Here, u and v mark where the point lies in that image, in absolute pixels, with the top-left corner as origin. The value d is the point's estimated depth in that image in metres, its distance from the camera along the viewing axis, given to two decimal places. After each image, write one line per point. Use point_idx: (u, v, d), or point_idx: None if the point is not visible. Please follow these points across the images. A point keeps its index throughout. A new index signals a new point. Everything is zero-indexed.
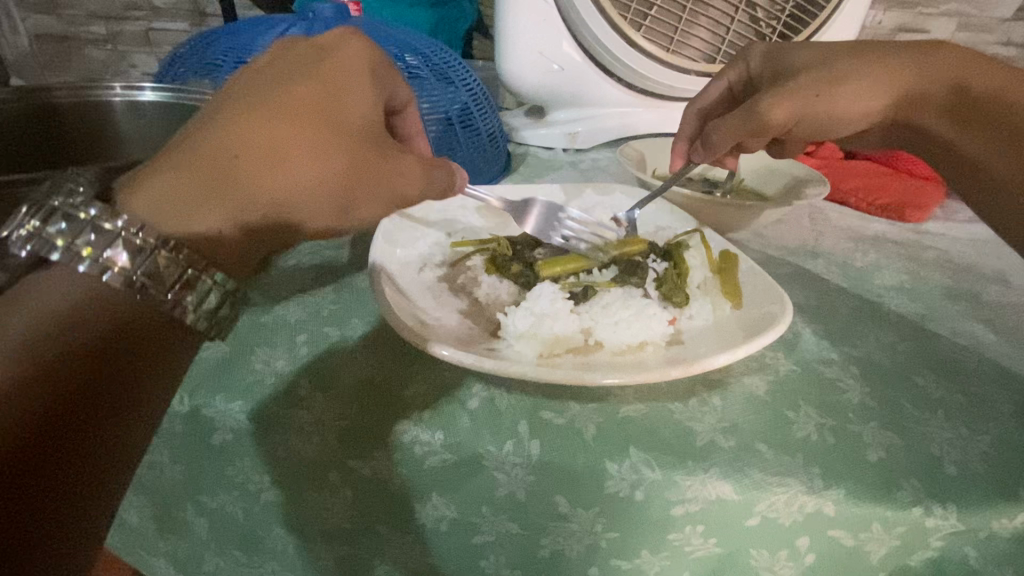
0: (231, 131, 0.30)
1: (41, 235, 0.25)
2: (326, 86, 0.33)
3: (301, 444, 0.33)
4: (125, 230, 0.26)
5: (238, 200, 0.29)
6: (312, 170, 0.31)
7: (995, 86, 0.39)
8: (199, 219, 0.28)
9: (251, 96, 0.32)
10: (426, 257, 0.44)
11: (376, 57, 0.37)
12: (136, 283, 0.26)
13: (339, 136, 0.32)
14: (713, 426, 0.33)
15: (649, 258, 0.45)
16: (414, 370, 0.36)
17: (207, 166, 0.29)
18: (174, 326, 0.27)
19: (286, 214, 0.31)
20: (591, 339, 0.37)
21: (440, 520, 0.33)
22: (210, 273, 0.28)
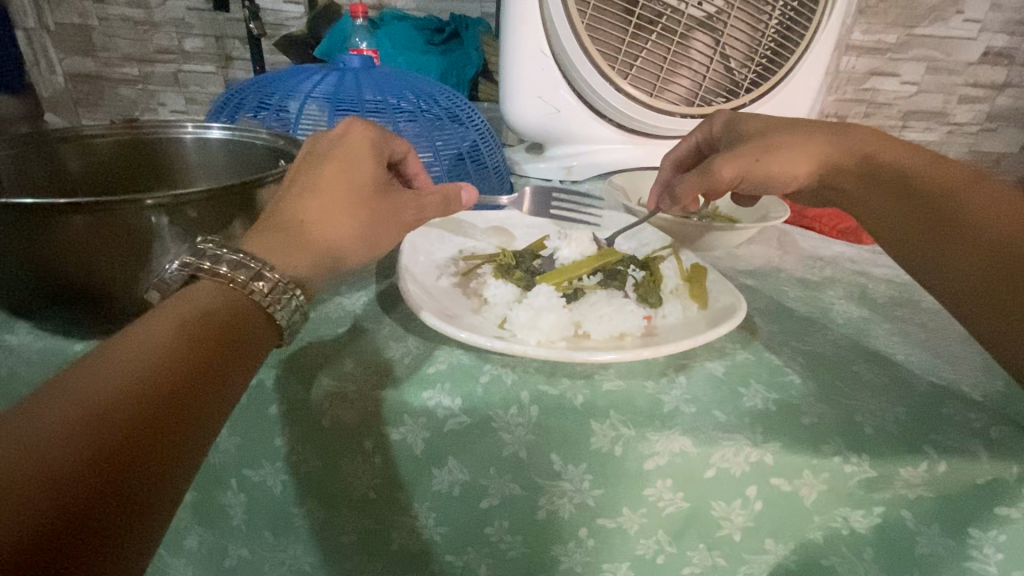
0: (293, 204, 0.41)
1: (192, 266, 0.36)
2: (347, 160, 0.44)
3: (344, 411, 0.41)
4: (243, 257, 0.36)
5: (307, 248, 0.40)
6: (350, 222, 0.42)
7: (896, 163, 0.50)
8: (286, 260, 0.38)
9: (301, 176, 0.43)
10: (442, 267, 0.53)
11: (375, 132, 0.48)
12: (247, 291, 0.35)
13: (362, 196, 0.43)
14: (679, 397, 0.41)
15: (630, 268, 0.53)
16: (437, 353, 0.44)
17: (280, 228, 0.40)
18: (265, 330, 0.35)
19: (336, 253, 0.41)
20: (581, 330, 0.45)
21: (457, 471, 0.41)
22: (295, 288, 0.37)
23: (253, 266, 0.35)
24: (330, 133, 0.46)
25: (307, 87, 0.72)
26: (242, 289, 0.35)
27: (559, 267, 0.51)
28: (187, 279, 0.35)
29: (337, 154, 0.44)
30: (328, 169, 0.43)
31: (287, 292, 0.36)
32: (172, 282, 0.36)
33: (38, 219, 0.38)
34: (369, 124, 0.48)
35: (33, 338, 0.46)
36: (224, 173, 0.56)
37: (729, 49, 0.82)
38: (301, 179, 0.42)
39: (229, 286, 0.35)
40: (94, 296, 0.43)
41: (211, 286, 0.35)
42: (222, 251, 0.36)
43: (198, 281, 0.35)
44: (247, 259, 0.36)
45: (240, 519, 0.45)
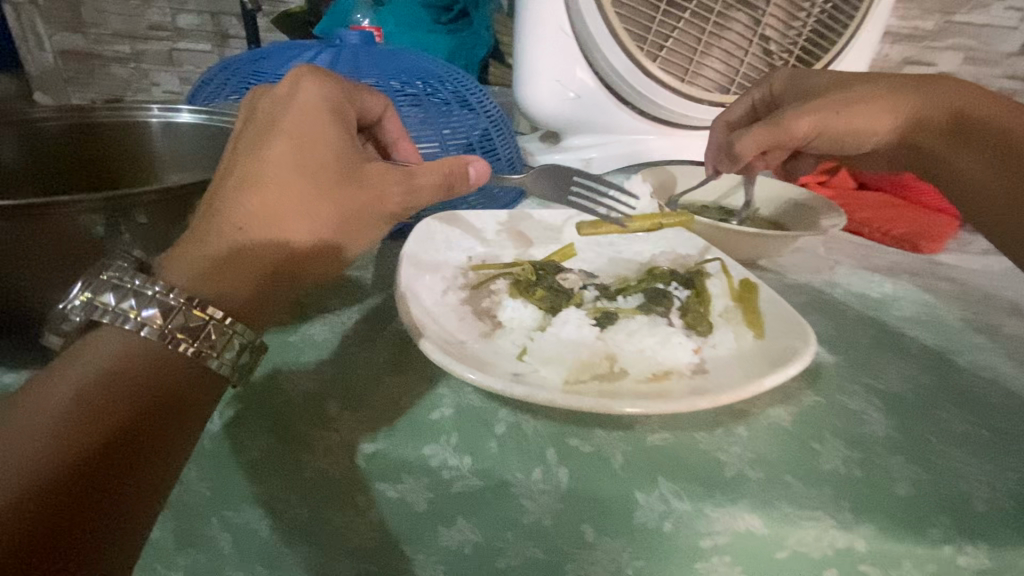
0: (231, 204, 0.32)
1: (92, 302, 0.29)
2: (296, 138, 0.35)
3: (330, 466, 0.33)
4: (161, 292, 0.29)
5: (248, 266, 0.32)
6: (304, 221, 0.34)
7: (999, 121, 0.43)
8: (219, 288, 0.31)
9: (240, 164, 0.34)
10: (448, 281, 0.45)
11: (333, 96, 0.39)
12: (162, 338, 0.28)
13: (317, 184, 0.34)
14: (741, 457, 0.33)
15: (672, 285, 0.45)
16: (442, 392, 0.36)
17: (214, 243, 0.32)
18: (199, 369, 0.29)
19: (289, 264, 0.34)
20: (616, 366, 0.37)
21: (464, 547, 0.33)
22: (232, 325, 0.30)
23: (173, 304, 0.29)
24: (275, 94, 0.37)
25: (298, 66, 0.64)
26: (155, 336, 0.28)
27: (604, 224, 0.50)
28: (86, 327, 0.29)
29: (283, 131, 0.35)
30: (273, 153, 0.34)
31: (223, 329, 0.30)
32: (75, 327, 0.29)
33: None
34: (323, 86, 0.38)
35: None
36: (194, 165, 0.47)
37: (769, 30, 0.73)
38: (241, 169, 0.34)
39: (139, 332, 0.28)
40: (21, 318, 0.34)
41: (110, 337, 0.28)
42: (135, 283, 0.29)
43: (100, 329, 0.29)
44: (167, 294, 0.29)
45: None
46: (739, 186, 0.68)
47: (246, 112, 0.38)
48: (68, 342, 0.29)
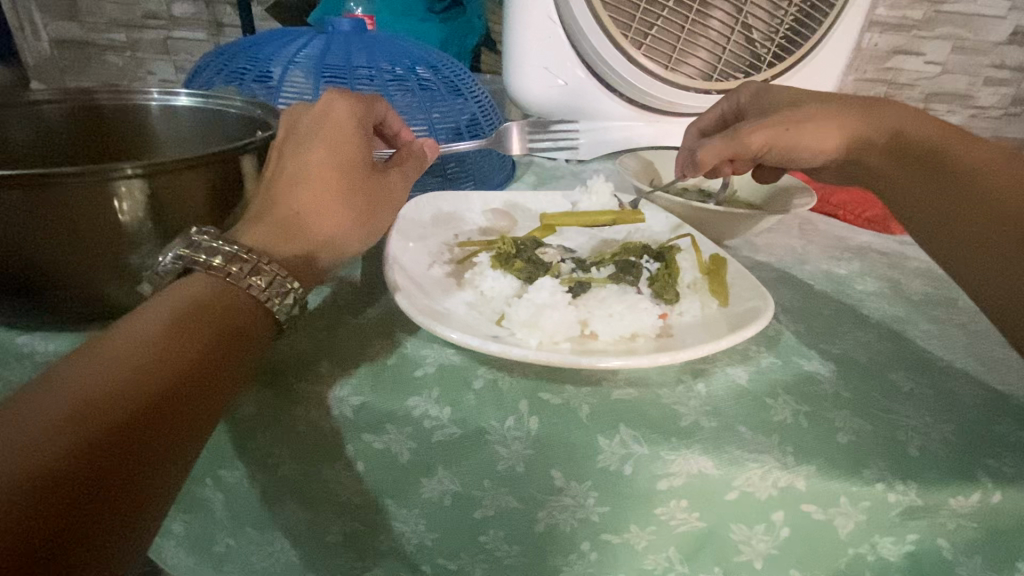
0: (286, 199, 0.39)
1: (185, 256, 0.34)
2: (333, 140, 0.41)
3: (321, 417, 0.36)
4: (239, 249, 0.35)
5: (299, 244, 0.38)
6: (343, 212, 0.40)
7: (930, 140, 0.45)
8: (281, 255, 0.37)
9: (288, 164, 0.40)
10: (434, 256, 0.48)
11: (357, 102, 0.44)
12: (240, 285, 0.34)
13: (351, 180, 0.41)
14: (698, 409, 0.36)
15: (643, 258, 0.47)
16: (426, 353, 0.39)
17: (274, 223, 0.38)
18: (264, 313, 0.34)
19: (331, 244, 0.40)
20: (587, 329, 0.40)
21: (445, 491, 0.36)
22: (291, 281, 0.35)
23: (247, 259, 0.34)
24: (312, 112, 0.42)
25: (291, 51, 0.66)
26: (235, 283, 0.34)
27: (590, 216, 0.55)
28: (180, 271, 0.34)
29: (320, 135, 0.41)
30: (314, 154, 0.40)
31: (283, 285, 0.35)
32: (168, 273, 0.34)
33: None
34: (345, 94, 0.43)
35: None
36: (194, 147, 0.50)
37: (751, 19, 0.75)
38: (289, 168, 0.40)
39: (224, 279, 0.34)
40: (31, 285, 0.37)
41: (197, 278, 0.34)
42: (217, 244, 0.35)
43: (191, 273, 0.34)
44: (243, 252, 0.35)
45: (221, 514, 0.41)
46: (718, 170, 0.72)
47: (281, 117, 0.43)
48: (164, 285, 0.34)
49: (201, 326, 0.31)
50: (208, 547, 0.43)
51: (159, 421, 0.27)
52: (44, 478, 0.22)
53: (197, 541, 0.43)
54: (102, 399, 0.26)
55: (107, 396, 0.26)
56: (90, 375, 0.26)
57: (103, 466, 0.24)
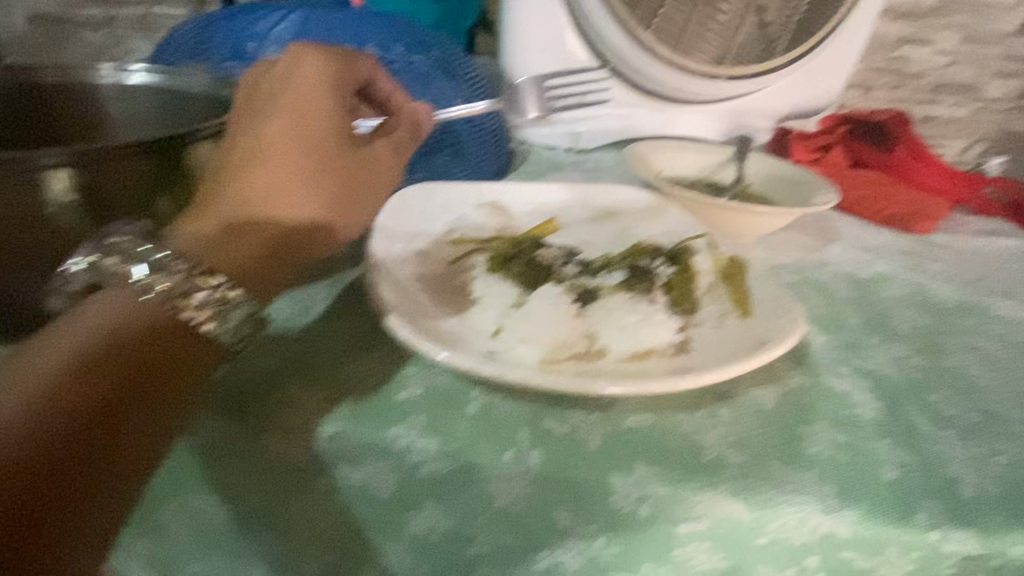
0: (242, 189, 0.34)
1: (99, 265, 0.29)
2: (294, 116, 0.35)
3: (288, 447, 0.31)
4: (164, 258, 0.29)
5: (255, 238, 0.33)
6: (307, 199, 0.35)
7: None
8: (227, 258, 0.32)
9: (244, 144, 0.34)
10: (423, 256, 0.43)
11: (326, 60, 0.37)
12: (166, 306, 0.28)
13: (314, 161, 0.35)
14: (723, 440, 0.31)
15: (656, 261, 0.43)
16: (412, 372, 0.34)
17: (223, 214, 0.33)
18: (197, 337, 0.29)
19: (297, 237, 0.34)
20: (595, 344, 0.35)
21: (431, 532, 0.31)
22: (228, 291, 0.30)
23: (178, 272, 0.29)
24: (272, 73, 0.36)
25: (267, 26, 0.60)
26: (157, 302, 0.28)
27: None
28: (94, 288, 0.29)
29: (280, 109, 0.35)
30: (272, 133, 0.34)
31: (225, 300, 0.29)
32: (82, 287, 0.30)
33: None
34: (313, 52, 0.36)
35: None
36: (151, 130, 0.44)
37: (768, 0, 0.69)
38: (246, 148, 0.34)
39: (139, 297, 0.28)
40: None
41: (109, 297, 0.28)
42: (140, 250, 0.29)
43: (98, 293, 0.28)
44: (173, 264, 0.29)
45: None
46: (732, 161, 0.67)
47: (242, 82, 0.37)
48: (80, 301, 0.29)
49: (120, 356, 0.26)
50: None
51: (71, 473, 0.23)
52: None
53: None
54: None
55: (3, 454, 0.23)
56: None
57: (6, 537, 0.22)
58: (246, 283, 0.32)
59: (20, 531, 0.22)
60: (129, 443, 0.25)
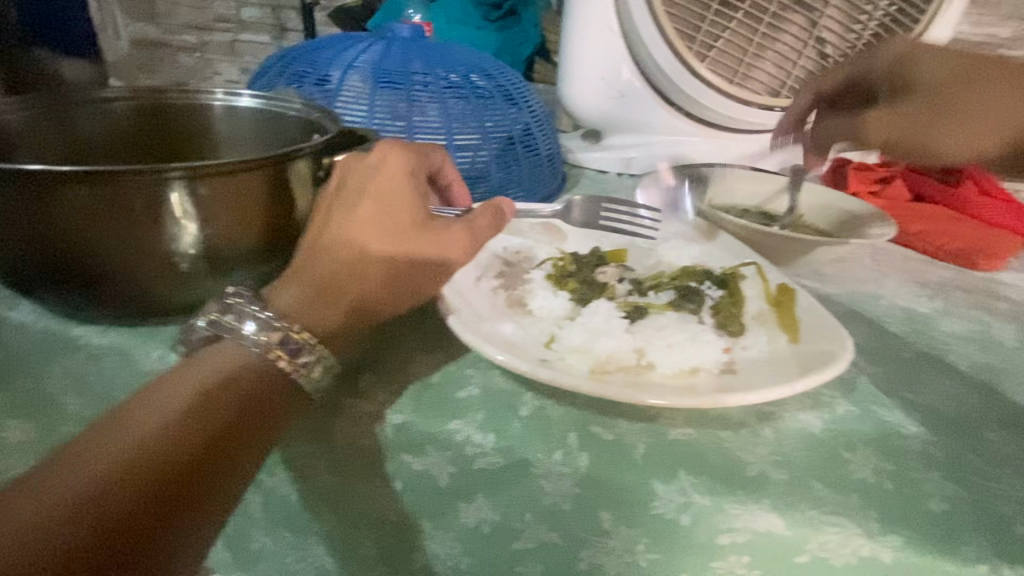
0: (323, 261, 0.35)
1: (217, 322, 0.33)
2: (376, 201, 0.37)
3: (361, 432, 0.35)
4: (269, 317, 0.33)
5: (337, 307, 0.35)
6: (381, 273, 0.35)
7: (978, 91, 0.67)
8: (314, 318, 0.34)
9: (333, 225, 0.37)
10: (482, 269, 0.46)
11: (411, 156, 0.40)
12: (266, 355, 0.32)
13: (389, 241, 0.36)
14: (765, 458, 0.32)
15: (704, 284, 0.44)
16: (470, 374, 0.37)
17: (309, 283, 0.35)
18: (289, 387, 0.32)
19: (370, 308, 0.36)
20: (643, 359, 0.37)
21: (482, 522, 0.35)
22: (315, 349, 0.33)
23: (279, 326, 0.33)
24: (362, 162, 0.39)
25: (351, 56, 0.66)
26: (260, 353, 0.32)
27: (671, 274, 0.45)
28: (212, 339, 0.33)
29: (364, 195, 0.37)
30: (356, 215, 0.36)
31: (312, 351, 0.33)
32: (200, 339, 0.33)
33: (34, 192, 0.34)
34: (400, 149, 0.39)
35: (44, 317, 0.42)
36: (250, 148, 0.50)
37: (828, 32, 0.69)
38: (332, 229, 0.36)
39: (251, 348, 0.32)
40: (95, 278, 0.37)
41: (230, 346, 0.32)
42: (250, 307, 0.34)
43: (220, 341, 0.33)
44: (275, 319, 0.33)
45: (257, 515, 0.40)
46: (782, 192, 0.67)
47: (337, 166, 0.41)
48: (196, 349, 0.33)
49: (229, 392, 0.30)
50: (240, 552, 0.43)
51: (180, 489, 0.26)
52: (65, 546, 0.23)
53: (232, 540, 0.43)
54: (121, 474, 0.25)
55: (130, 463, 0.26)
56: (116, 453, 0.26)
57: (124, 539, 0.24)
58: (330, 344, 0.34)
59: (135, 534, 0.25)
60: (226, 465, 0.28)
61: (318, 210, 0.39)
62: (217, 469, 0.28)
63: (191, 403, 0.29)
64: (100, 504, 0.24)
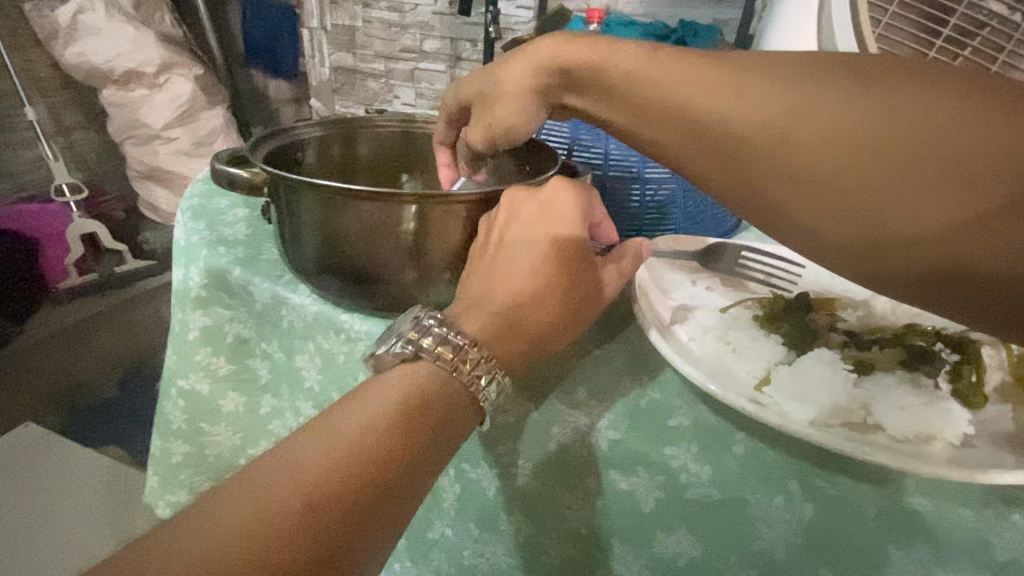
0: (505, 294, 0.38)
1: (415, 341, 0.36)
2: (550, 241, 0.40)
3: (574, 441, 0.38)
4: (463, 342, 0.36)
5: (516, 337, 0.38)
6: (557, 308, 0.38)
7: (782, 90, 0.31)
8: (499, 347, 0.37)
9: (509, 259, 0.39)
10: (684, 301, 0.46)
11: (579, 189, 0.42)
12: (459, 377, 0.35)
13: (565, 279, 0.39)
14: (1017, 544, 0.31)
15: (935, 345, 0.41)
16: (678, 402, 0.38)
17: (493, 312, 0.38)
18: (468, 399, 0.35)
19: (542, 340, 0.39)
20: (870, 418, 0.35)
21: (679, 552, 0.37)
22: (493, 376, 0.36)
23: (472, 355, 0.36)
24: (534, 198, 0.41)
25: None
26: (450, 376, 0.35)
27: (894, 329, 0.43)
28: (408, 359, 0.35)
29: (537, 234, 0.40)
30: (531, 253, 0.39)
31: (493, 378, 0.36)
32: (395, 358, 0.35)
33: (335, 205, 0.42)
34: (565, 182, 0.41)
35: (305, 301, 0.52)
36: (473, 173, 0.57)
37: None
38: (509, 262, 0.39)
39: (450, 372, 0.35)
40: (363, 276, 0.46)
41: (422, 366, 0.35)
42: (444, 330, 0.37)
43: (419, 358, 0.36)
44: (469, 347, 0.36)
45: (449, 504, 0.45)
46: None
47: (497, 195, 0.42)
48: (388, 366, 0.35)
49: (419, 416, 0.33)
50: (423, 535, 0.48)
51: (375, 503, 0.30)
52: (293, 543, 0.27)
53: (417, 524, 0.48)
54: (334, 484, 0.29)
55: (339, 475, 0.29)
56: (327, 464, 0.30)
57: (334, 543, 0.28)
58: (510, 369, 0.37)
59: (343, 538, 0.29)
60: (410, 484, 0.31)
61: (485, 241, 0.41)
62: (409, 486, 0.31)
63: (385, 427, 0.32)
64: (329, 503, 0.29)
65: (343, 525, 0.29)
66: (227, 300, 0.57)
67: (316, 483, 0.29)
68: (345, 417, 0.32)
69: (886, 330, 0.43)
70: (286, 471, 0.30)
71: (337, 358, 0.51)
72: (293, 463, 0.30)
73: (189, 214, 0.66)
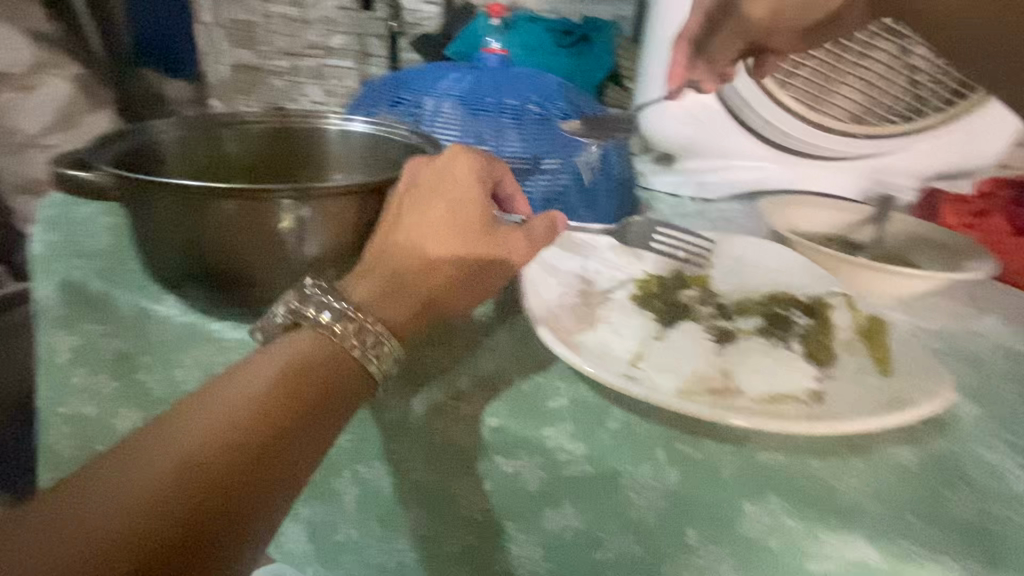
0: (398, 258, 0.38)
1: (297, 310, 0.35)
2: (450, 206, 0.39)
3: (458, 433, 0.37)
4: (347, 309, 0.34)
5: (405, 303, 0.37)
6: (452, 272, 0.38)
7: None
8: (385, 310, 0.36)
9: (407, 224, 0.39)
10: (568, 284, 0.46)
11: (480, 159, 0.42)
12: (343, 347, 0.33)
13: (462, 243, 0.39)
14: (859, 488, 0.33)
15: (793, 311, 0.45)
16: (560, 384, 0.39)
17: (385, 275, 0.38)
18: (354, 366, 0.33)
19: (436, 306, 0.38)
20: (731, 382, 0.38)
21: (567, 527, 0.37)
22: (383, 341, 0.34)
23: (354, 318, 0.34)
24: (434, 165, 0.40)
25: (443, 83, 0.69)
26: (335, 343, 0.33)
27: (762, 301, 0.46)
28: (290, 325, 0.35)
29: (436, 200, 0.39)
30: (430, 217, 0.39)
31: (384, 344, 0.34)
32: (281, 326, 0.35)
33: (188, 206, 0.39)
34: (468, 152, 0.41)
35: (178, 310, 0.48)
36: (357, 168, 0.54)
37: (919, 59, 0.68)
38: (408, 228, 0.39)
39: (330, 335, 0.34)
40: (232, 280, 0.43)
41: (304, 337, 0.33)
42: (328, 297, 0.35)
43: (299, 327, 0.35)
44: (350, 309, 0.34)
45: (349, 508, 0.44)
46: (864, 222, 0.66)
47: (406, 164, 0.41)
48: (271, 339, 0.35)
49: (298, 384, 0.31)
50: (326, 541, 0.46)
51: (254, 476, 0.27)
52: (148, 533, 0.24)
53: (318, 533, 0.46)
54: (199, 464, 0.27)
55: (205, 455, 0.27)
56: (187, 447, 0.27)
57: (204, 525, 0.25)
58: (401, 336, 0.36)
59: (216, 518, 0.26)
60: (293, 454, 0.29)
61: (388, 209, 0.40)
62: (295, 456, 0.29)
63: (260, 399, 0.29)
64: (193, 484, 0.26)
65: (216, 504, 0.26)
66: (90, 315, 0.51)
67: (177, 466, 0.26)
68: (208, 399, 0.29)
69: (754, 300, 0.46)
70: (137, 462, 0.26)
71: (219, 368, 0.48)
72: (145, 453, 0.27)
73: (50, 223, 0.59)
